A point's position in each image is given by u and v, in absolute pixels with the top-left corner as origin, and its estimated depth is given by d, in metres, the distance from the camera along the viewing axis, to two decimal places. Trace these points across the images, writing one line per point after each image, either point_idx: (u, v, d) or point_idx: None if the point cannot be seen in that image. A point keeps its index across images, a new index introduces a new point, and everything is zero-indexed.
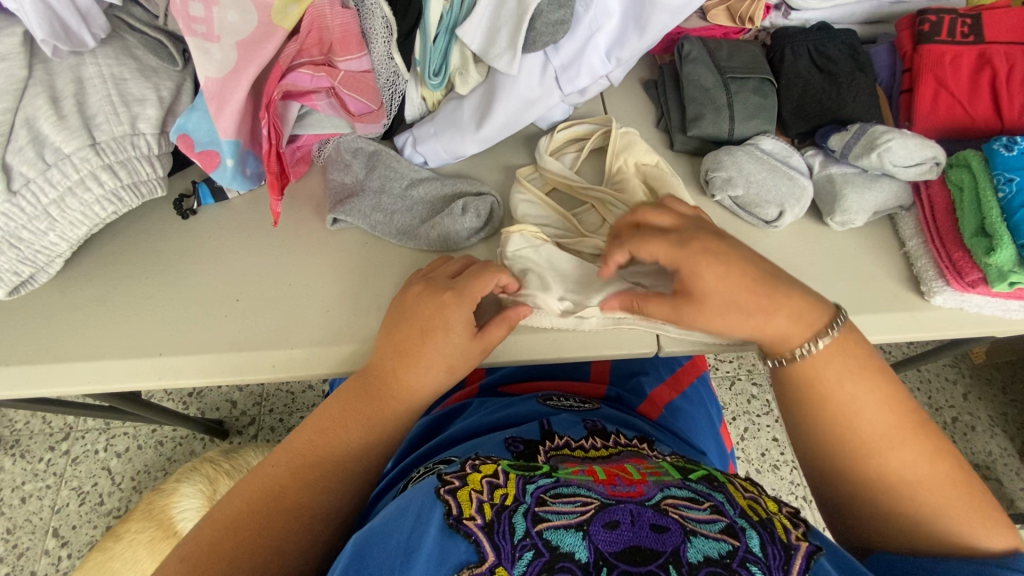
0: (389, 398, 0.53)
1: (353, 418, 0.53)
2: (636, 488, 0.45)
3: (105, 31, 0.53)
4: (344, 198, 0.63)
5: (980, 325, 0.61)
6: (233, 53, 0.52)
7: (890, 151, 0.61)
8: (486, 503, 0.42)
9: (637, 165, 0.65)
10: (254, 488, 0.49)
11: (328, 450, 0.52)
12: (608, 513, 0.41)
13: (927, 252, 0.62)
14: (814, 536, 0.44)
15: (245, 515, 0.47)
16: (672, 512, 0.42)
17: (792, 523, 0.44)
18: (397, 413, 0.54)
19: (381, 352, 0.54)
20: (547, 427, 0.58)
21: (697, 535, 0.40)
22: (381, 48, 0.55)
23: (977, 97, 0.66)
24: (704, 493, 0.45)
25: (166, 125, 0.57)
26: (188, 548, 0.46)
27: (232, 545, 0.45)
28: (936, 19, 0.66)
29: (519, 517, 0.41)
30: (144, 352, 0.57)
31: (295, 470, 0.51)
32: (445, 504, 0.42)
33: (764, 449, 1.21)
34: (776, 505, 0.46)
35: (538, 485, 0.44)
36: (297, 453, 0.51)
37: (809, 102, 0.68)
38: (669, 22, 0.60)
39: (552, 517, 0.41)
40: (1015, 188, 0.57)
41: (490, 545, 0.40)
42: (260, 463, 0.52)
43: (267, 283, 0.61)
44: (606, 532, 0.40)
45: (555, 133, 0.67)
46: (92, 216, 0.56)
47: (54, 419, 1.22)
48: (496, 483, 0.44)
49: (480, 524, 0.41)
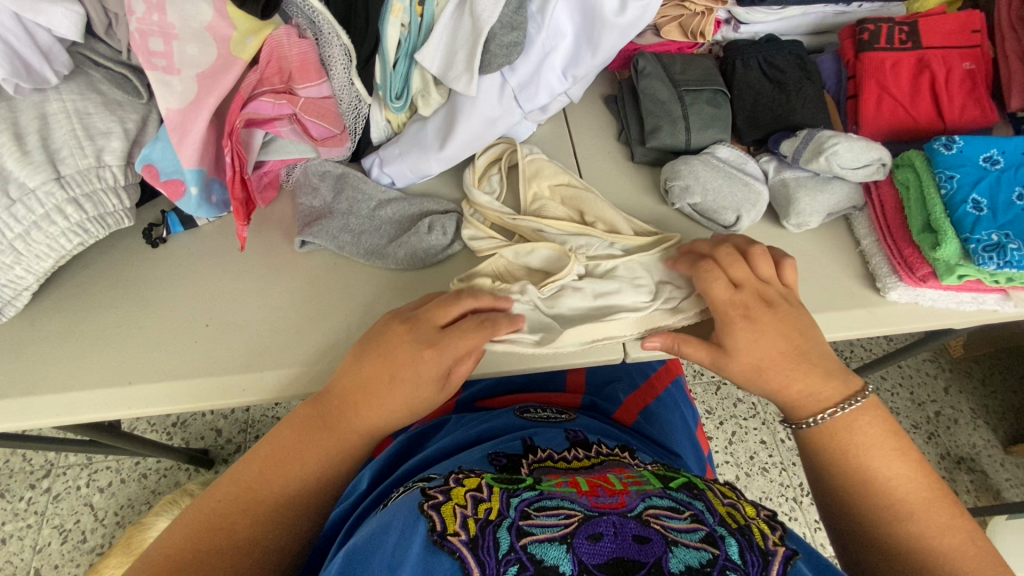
0: (348, 432, 0.52)
1: (309, 451, 0.51)
2: (618, 500, 0.45)
3: (68, 68, 0.54)
4: (311, 221, 0.65)
5: (935, 317, 0.63)
6: (193, 85, 0.53)
7: (838, 155, 0.63)
8: (470, 518, 0.43)
9: (551, 187, 0.68)
10: (194, 525, 0.46)
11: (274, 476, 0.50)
12: (591, 525, 0.42)
13: (880, 250, 0.64)
14: (791, 539, 0.46)
15: (181, 555, 0.44)
16: (654, 523, 0.42)
17: (769, 528, 0.45)
18: (355, 446, 0.52)
19: (342, 386, 0.53)
20: (530, 441, 0.59)
21: (679, 545, 0.41)
22: (341, 74, 0.58)
23: (918, 99, 0.68)
24: (684, 502, 0.46)
25: (132, 156, 0.58)
26: None
27: None
28: (875, 28, 0.70)
29: (504, 532, 0.42)
30: (114, 381, 0.57)
31: (241, 503, 0.48)
32: (429, 518, 0.43)
33: (752, 452, 1.21)
34: (753, 510, 0.48)
35: (522, 498, 0.45)
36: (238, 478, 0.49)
37: (760, 110, 0.71)
38: (620, 39, 0.62)
39: (536, 530, 0.42)
40: (956, 185, 0.60)
41: (475, 560, 0.40)
42: (208, 490, 0.49)
43: (237, 308, 0.61)
44: (590, 544, 0.40)
45: (476, 162, 0.68)
46: (57, 249, 0.57)
47: (35, 456, 1.21)
48: (481, 497, 0.45)
49: (465, 540, 0.41)
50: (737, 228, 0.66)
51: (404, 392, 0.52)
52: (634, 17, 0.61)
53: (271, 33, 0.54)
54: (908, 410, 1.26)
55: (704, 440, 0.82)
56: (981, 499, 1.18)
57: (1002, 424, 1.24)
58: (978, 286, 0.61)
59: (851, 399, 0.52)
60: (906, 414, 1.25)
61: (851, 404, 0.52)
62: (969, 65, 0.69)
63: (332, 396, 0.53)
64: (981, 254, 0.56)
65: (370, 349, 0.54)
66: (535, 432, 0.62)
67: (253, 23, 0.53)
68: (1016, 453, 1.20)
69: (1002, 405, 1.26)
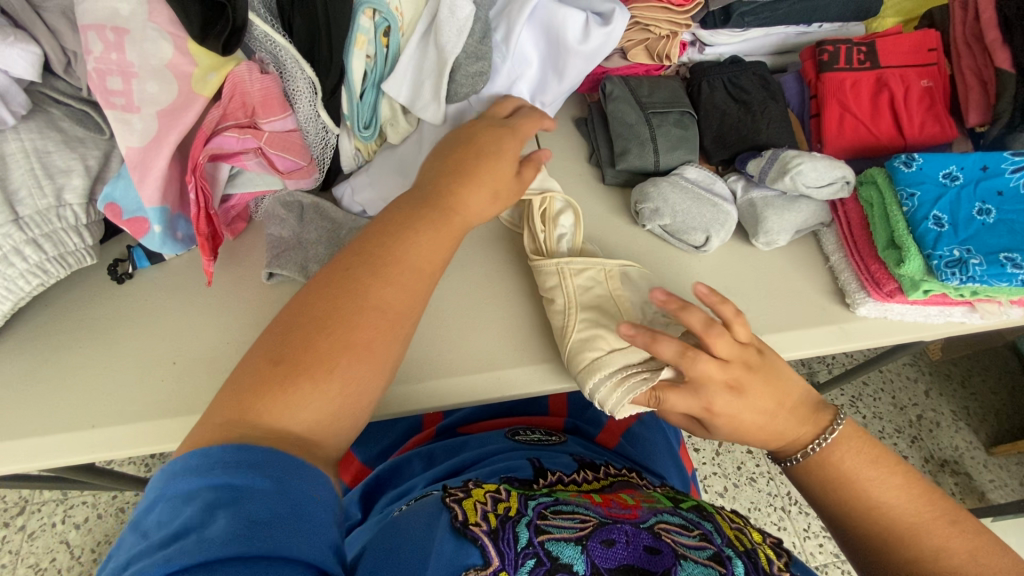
0: (452, 210, 0.52)
1: (411, 234, 0.50)
2: (631, 512, 0.46)
3: (26, 107, 0.53)
4: (280, 251, 0.63)
5: (904, 332, 0.63)
6: (153, 123, 0.52)
7: (802, 175, 0.64)
8: (490, 512, 0.42)
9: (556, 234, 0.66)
10: (323, 292, 0.47)
11: (360, 293, 0.47)
12: (605, 530, 0.42)
13: (849, 266, 0.65)
14: (796, 567, 0.44)
15: (319, 315, 0.45)
16: (664, 536, 0.43)
17: (775, 553, 0.44)
18: (460, 227, 0.53)
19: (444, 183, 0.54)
20: (538, 464, 0.58)
21: (687, 559, 0.41)
22: (306, 107, 0.58)
23: (878, 117, 0.70)
24: (694, 521, 0.46)
25: (94, 193, 0.58)
26: (265, 349, 0.44)
27: (304, 347, 0.44)
28: (834, 49, 0.71)
29: (523, 527, 0.41)
30: (79, 425, 0.55)
31: (369, 268, 0.48)
32: (451, 510, 0.43)
33: (740, 462, 1.20)
34: (760, 536, 0.46)
35: (539, 502, 0.45)
36: (324, 287, 0.47)
37: (727, 131, 0.72)
38: (586, 66, 0.63)
39: (552, 529, 0.42)
40: (917, 202, 0.61)
41: (495, 551, 0.39)
42: (326, 270, 0.49)
43: (207, 343, 0.60)
44: (604, 548, 0.41)
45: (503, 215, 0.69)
46: (17, 290, 0.56)
47: (9, 493, 1.17)
48: (501, 497, 0.44)
49: (486, 530, 0.41)
50: (707, 248, 0.66)
51: (487, 183, 0.54)
52: (597, 44, 0.62)
53: (232, 70, 0.54)
54: (890, 414, 1.27)
55: (687, 458, 0.81)
56: (967, 502, 1.18)
57: (984, 425, 1.25)
58: (944, 299, 0.62)
59: (822, 434, 0.54)
60: (889, 419, 1.26)
61: (828, 438, 0.53)
62: (927, 82, 0.71)
63: (435, 193, 0.53)
64: (944, 270, 0.57)
65: (461, 148, 0.56)
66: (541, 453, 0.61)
67: (214, 60, 0.53)
68: (997, 454, 1.22)
69: (982, 406, 1.27)
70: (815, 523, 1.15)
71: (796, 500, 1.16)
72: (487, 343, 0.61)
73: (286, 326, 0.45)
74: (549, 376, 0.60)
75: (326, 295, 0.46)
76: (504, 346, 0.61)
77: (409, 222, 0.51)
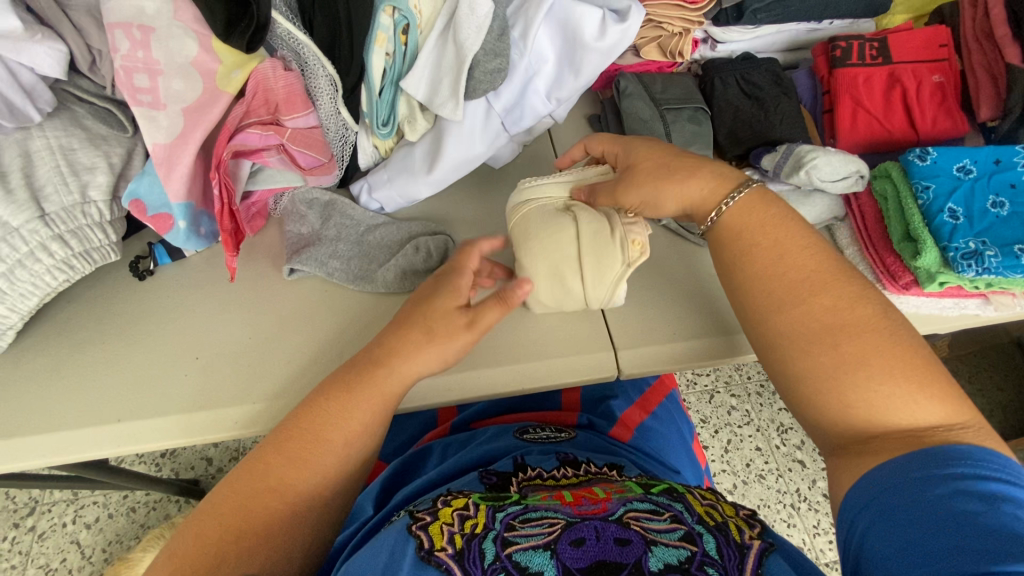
0: (377, 378, 0.53)
1: (335, 401, 0.52)
2: (600, 506, 0.46)
3: (52, 105, 0.54)
4: (300, 249, 0.64)
5: (920, 324, 0.64)
6: (179, 120, 0.53)
7: (817, 169, 0.64)
8: (456, 533, 0.43)
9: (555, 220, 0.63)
10: (247, 477, 0.49)
11: (273, 477, 0.49)
12: (574, 531, 0.43)
13: (864, 259, 0.65)
14: (769, 535, 0.45)
15: (235, 502, 0.48)
16: (634, 525, 0.43)
17: (747, 524, 0.45)
18: (386, 393, 0.53)
19: (385, 336, 0.55)
20: (519, 460, 0.59)
21: (658, 544, 0.42)
22: (327, 104, 0.58)
23: (891, 112, 0.71)
24: (664, 504, 0.46)
25: (118, 191, 0.58)
26: (186, 534, 0.47)
27: (217, 538, 0.46)
28: (846, 44, 0.72)
29: (489, 542, 0.42)
30: (102, 419, 0.56)
31: (293, 448, 0.50)
32: (418, 538, 0.44)
33: (749, 459, 1.20)
34: (733, 509, 0.48)
35: (508, 512, 0.45)
36: (253, 463, 0.50)
37: (740, 127, 0.72)
38: (602, 62, 0.64)
39: (521, 539, 0.42)
40: (932, 195, 0.61)
41: (461, 571, 0.41)
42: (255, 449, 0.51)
43: (226, 338, 0.61)
44: (574, 549, 0.41)
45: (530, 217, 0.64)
46: (43, 286, 0.57)
47: (19, 493, 1.17)
48: (468, 514, 0.46)
49: (451, 554, 0.42)
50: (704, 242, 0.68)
51: (420, 324, 0.54)
52: (614, 41, 0.62)
53: (256, 67, 0.54)
54: None
55: (700, 453, 0.82)
56: None
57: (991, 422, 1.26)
58: (959, 292, 0.62)
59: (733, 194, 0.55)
60: None
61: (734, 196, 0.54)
62: (939, 77, 0.72)
63: (367, 355, 0.54)
64: (960, 262, 0.58)
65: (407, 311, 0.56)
66: (526, 450, 0.62)
67: (238, 57, 0.54)
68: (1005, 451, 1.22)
69: (990, 403, 1.28)
70: (824, 520, 1.14)
71: (805, 498, 1.16)
72: (505, 337, 0.62)
73: (214, 513, 0.48)
74: (569, 370, 0.60)
75: (245, 478, 0.49)
76: (522, 340, 0.61)
77: (332, 394, 0.52)
